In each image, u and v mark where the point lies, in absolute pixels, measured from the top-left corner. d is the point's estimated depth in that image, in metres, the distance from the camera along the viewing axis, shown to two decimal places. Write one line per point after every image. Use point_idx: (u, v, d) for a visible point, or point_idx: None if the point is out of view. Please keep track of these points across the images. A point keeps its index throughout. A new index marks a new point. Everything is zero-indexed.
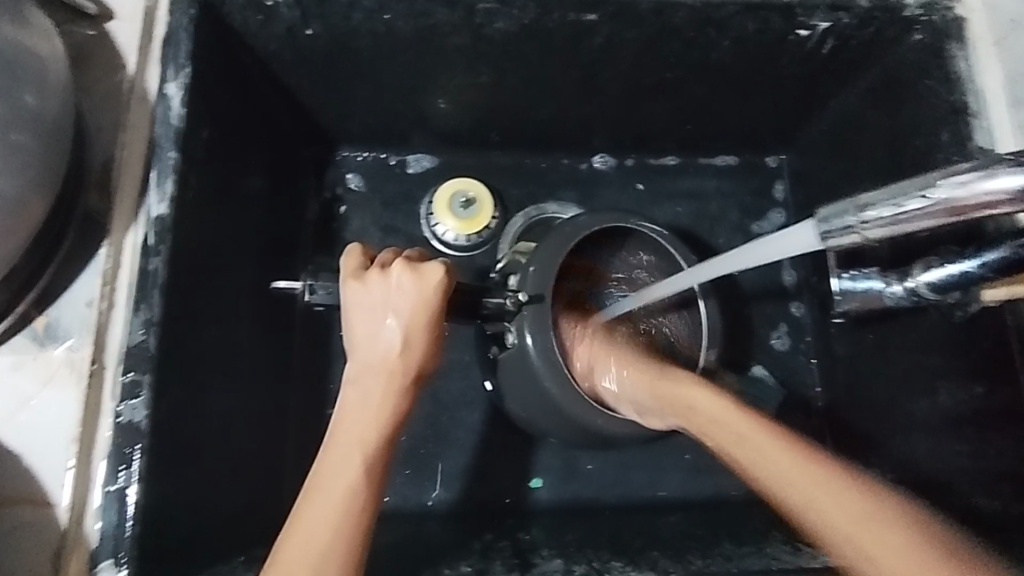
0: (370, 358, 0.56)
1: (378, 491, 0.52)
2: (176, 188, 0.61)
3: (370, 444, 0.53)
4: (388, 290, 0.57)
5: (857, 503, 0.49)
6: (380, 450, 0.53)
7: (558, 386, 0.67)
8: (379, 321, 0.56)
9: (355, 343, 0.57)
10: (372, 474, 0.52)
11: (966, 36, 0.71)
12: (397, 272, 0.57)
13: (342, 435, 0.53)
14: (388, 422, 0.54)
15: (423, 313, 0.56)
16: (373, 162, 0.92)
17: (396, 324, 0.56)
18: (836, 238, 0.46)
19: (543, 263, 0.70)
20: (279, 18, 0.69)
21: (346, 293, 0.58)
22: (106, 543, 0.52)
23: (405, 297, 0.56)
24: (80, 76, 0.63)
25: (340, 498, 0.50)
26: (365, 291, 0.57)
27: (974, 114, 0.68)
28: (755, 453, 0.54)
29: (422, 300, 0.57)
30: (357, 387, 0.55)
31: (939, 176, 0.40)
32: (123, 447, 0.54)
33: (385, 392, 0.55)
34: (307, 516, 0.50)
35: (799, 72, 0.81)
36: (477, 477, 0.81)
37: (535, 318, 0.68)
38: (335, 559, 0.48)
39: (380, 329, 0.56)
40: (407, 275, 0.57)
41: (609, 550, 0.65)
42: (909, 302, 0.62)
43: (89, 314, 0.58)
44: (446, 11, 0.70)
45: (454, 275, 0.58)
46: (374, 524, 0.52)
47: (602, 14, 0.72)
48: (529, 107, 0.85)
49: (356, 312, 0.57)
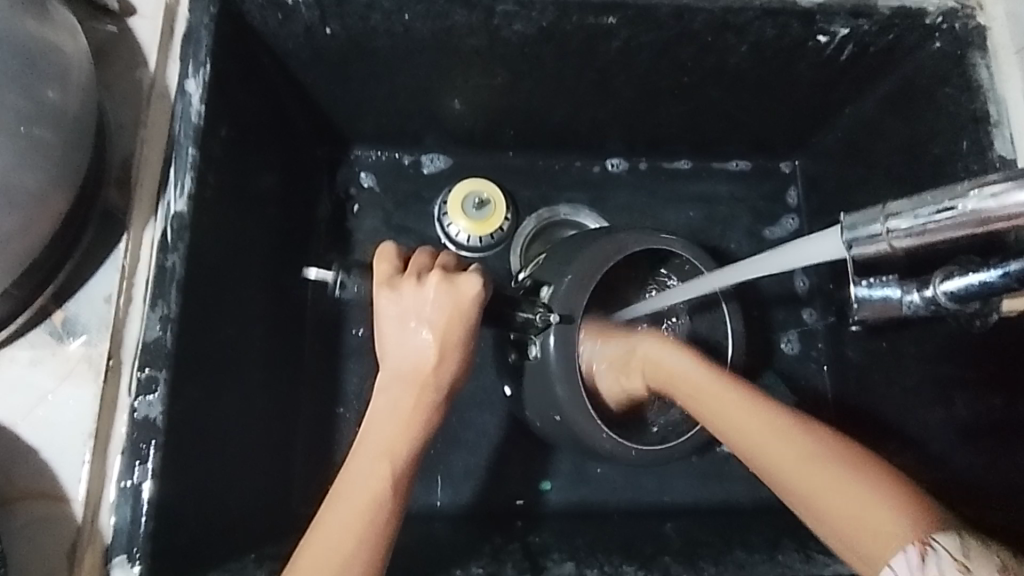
0: (402, 367, 0.56)
1: (402, 503, 0.52)
2: (195, 185, 0.61)
3: (398, 455, 0.53)
4: (422, 300, 0.57)
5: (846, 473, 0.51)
6: (408, 459, 0.53)
7: (572, 398, 0.68)
8: (413, 332, 0.56)
9: (388, 351, 0.57)
10: (398, 485, 0.52)
11: (988, 45, 0.70)
12: (434, 283, 0.57)
13: (367, 443, 0.53)
14: (416, 433, 0.54)
15: (457, 324, 0.56)
16: (386, 161, 0.92)
17: (429, 334, 0.56)
18: (862, 246, 0.45)
19: (576, 278, 0.68)
20: (298, 17, 0.69)
21: (379, 301, 0.58)
22: (121, 538, 0.53)
23: (440, 308, 0.56)
24: (100, 72, 0.63)
25: (364, 507, 0.50)
26: (398, 299, 0.57)
27: (995, 123, 0.68)
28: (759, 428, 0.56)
29: (458, 312, 0.56)
30: (386, 395, 0.55)
31: (967, 187, 0.39)
32: (138, 444, 0.54)
33: (415, 404, 0.55)
34: (332, 519, 0.50)
35: (816, 78, 0.81)
36: (486, 479, 0.81)
37: (561, 334, 0.67)
38: (357, 562, 0.49)
39: (413, 339, 0.56)
40: (443, 286, 0.57)
41: (620, 555, 0.65)
42: (927, 311, 0.62)
43: (106, 309, 0.58)
44: (465, 13, 0.71)
45: (489, 287, 0.58)
46: (396, 534, 0.51)
47: (621, 18, 0.71)
48: (544, 109, 0.85)
49: (389, 321, 0.57)
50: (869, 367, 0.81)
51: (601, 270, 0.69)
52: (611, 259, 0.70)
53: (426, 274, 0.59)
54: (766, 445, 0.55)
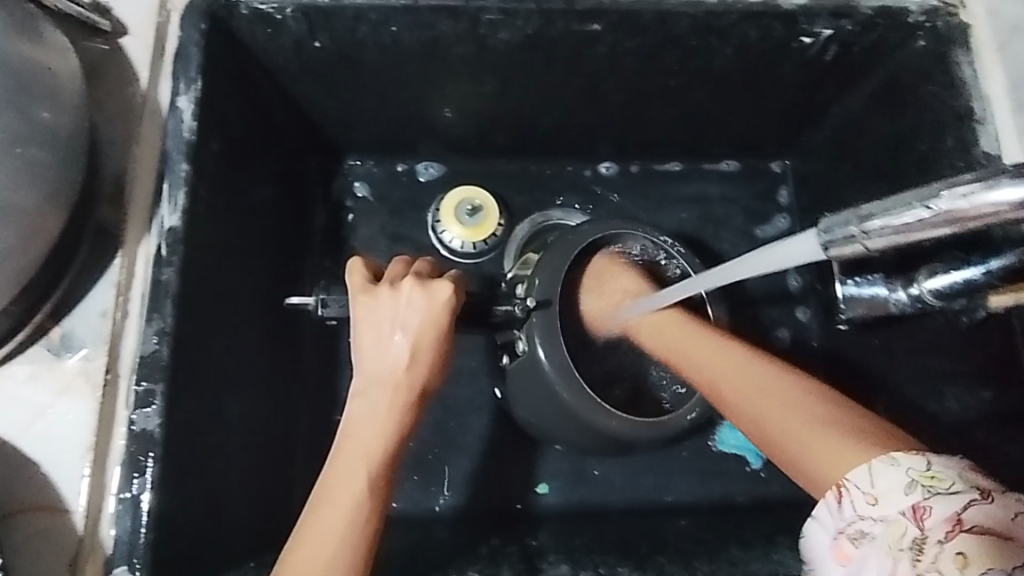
0: (378, 370, 0.57)
1: (384, 502, 0.53)
2: (188, 200, 0.62)
3: (376, 455, 0.54)
4: (397, 307, 0.58)
5: (806, 406, 0.51)
6: (384, 457, 0.54)
7: (573, 392, 0.68)
8: (388, 336, 0.57)
9: (364, 355, 0.57)
10: (377, 484, 0.53)
11: (970, 42, 0.71)
12: (407, 288, 0.58)
13: (348, 447, 0.54)
14: (394, 433, 0.55)
15: (431, 327, 0.57)
16: (380, 170, 0.93)
17: (405, 338, 0.57)
18: (838, 248, 0.45)
19: (549, 270, 0.70)
20: (288, 31, 0.70)
21: (355, 309, 0.59)
22: (121, 549, 0.53)
23: (415, 311, 0.57)
24: (93, 91, 0.64)
25: (345, 511, 0.51)
26: (375, 306, 0.58)
27: (979, 120, 0.69)
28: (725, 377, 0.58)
29: (430, 316, 0.57)
30: (364, 398, 0.56)
31: (939, 187, 0.39)
32: (137, 455, 0.55)
33: (390, 404, 0.55)
34: (314, 524, 0.51)
35: (801, 78, 0.81)
36: (484, 482, 0.82)
37: (544, 330, 0.68)
38: (340, 564, 0.49)
39: (389, 343, 0.57)
40: (417, 290, 0.58)
41: (615, 554, 0.66)
42: (914, 310, 0.63)
43: (102, 324, 0.58)
44: (451, 22, 0.71)
45: (461, 292, 0.59)
46: (377, 531, 0.52)
47: (605, 24, 0.72)
48: (534, 115, 0.86)
49: (366, 326, 0.58)
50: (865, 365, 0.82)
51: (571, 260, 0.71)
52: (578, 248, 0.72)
53: (400, 280, 0.60)
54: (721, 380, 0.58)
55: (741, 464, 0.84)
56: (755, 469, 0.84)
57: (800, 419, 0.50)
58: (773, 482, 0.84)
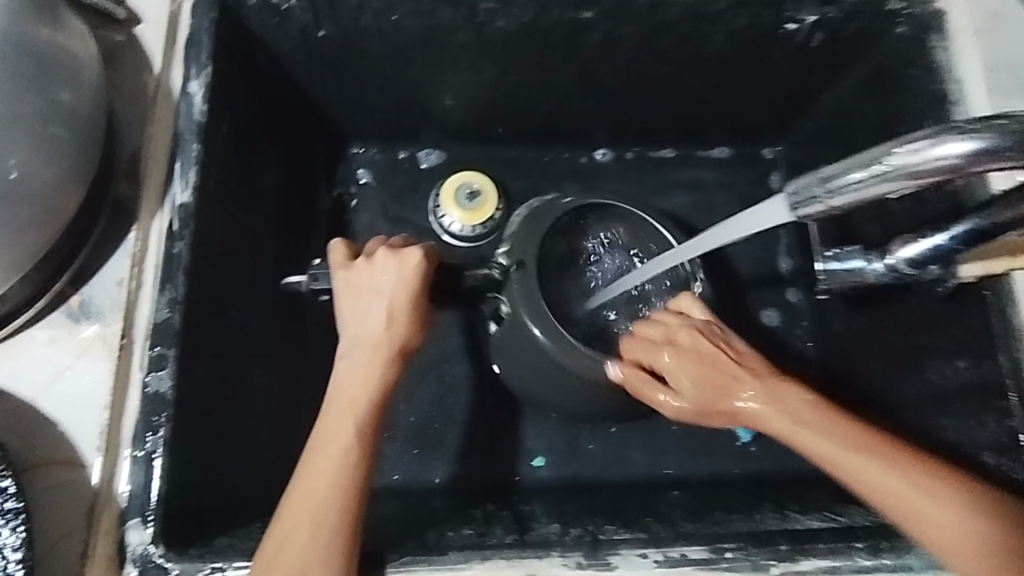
0: (360, 332, 0.61)
1: (373, 449, 0.57)
2: (199, 177, 0.66)
3: (361, 409, 0.58)
4: (373, 275, 0.62)
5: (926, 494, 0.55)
6: (367, 409, 0.58)
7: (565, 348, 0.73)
8: (367, 302, 0.61)
9: (348, 321, 0.61)
10: (363, 434, 0.57)
11: (948, 27, 0.73)
12: (382, 258, 0.62)
13: (336, 400, 0.58)
14: (378, 390, 0.58)
15: (405, 292, 0.61)
16: (383, 157, 0.97)
17: (382, 303, 0.61)
18: (802, 208, 0.47)
19: (520, 236, 0.76)
20: (294, 20, 0.74)
21: (337, 281, 0.63)
22: (135, 501, 0.57)
23: (390, 277, 0.61)
24: (110, 75, 0.67)
25: (337, 458, 0.55)
26: (353, 276, 0.62)
27: (956, 101, 0.71)
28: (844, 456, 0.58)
29: (404, 281, 0.61)
30: (348, 359, 0.60)
31: (893, 144, 0.42)
32: (151, 415, 0.59)
33: (372, 362, 0.59)
34: (309, 471, 0.55)
35: (789, 64, 0.84)
36: (481, 455, 0.84)
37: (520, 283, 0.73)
38: (333, 503, 0.53)
39: (368, 308, 0.61)
40: (390, 259, 0.62)
41: (605, 518, 0.69)
42: (891, 280, 0.65)
43: (119, 292, 0.62)
44: (450, 10, 0.75)
45: (433, 258, 0.63)
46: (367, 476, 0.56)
47: (597, 12, 0.75)
48: (531, 102, 0.89)
49: (347, 296, 0.62)
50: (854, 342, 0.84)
51: (540, 228, 0.76)
52: (545, 216, 0.77)
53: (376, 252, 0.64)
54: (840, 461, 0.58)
55: (732, 440, 0.87)
56: (745, 444, 0.87)
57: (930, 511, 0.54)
58: (763, 457, 0.86)
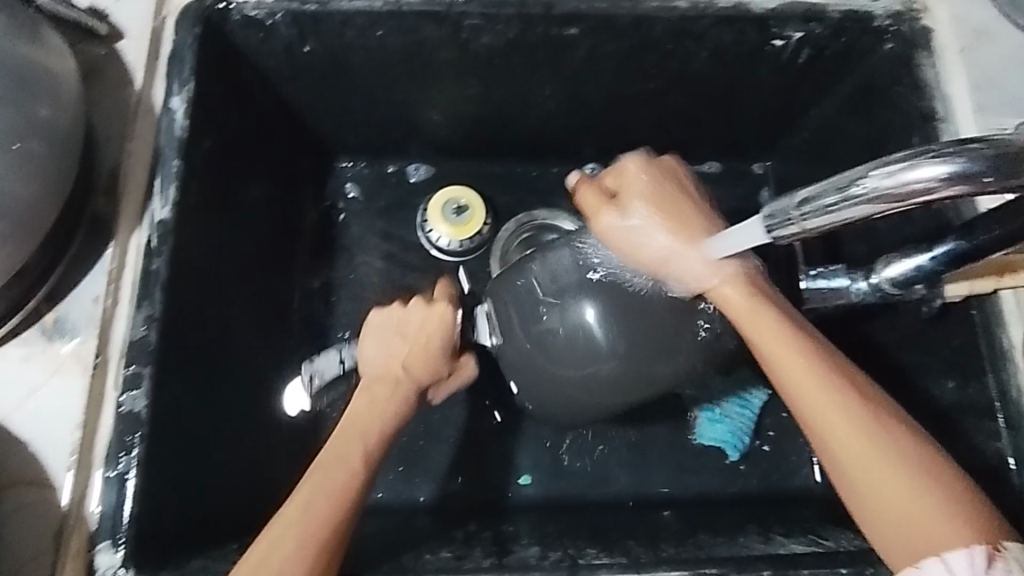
0: (377, 370, 0.64)
1: (371, 479, 0.58)
2: (179, 194, 0.65)
3: (371, 438, 0.59)
4: (405, 320, 0.66)
5: (895, 444, 0.49)
6: (382, 433, 0.60)
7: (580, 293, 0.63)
8: (390, 344, 0.65)
9: (367, 358, 0.65)
10: (370, 460, 0.58)
11: (934, 45, 0.74)
12: (415, 306, 0.67)
13: (348, 429, 0.60)
14: (389, 424, 0.61)
15: (429, 340, 0.65)
16: (370, 171, 0.96)
17: (402, 346, 0.65)
18: (777, 230, 0.47)
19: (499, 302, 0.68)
20: (278, 36, 0.74)
21: (368, 321, 0.68)
22: (105, 523, 0.56)
23: (419, 322, 0.66)
24: (90, 90, 0.67)
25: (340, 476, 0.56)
26: (386, 316, 0.67)
27: (942, 120, 0.72)
28: (818, 389, 0.51)
29: (429, 330, 0.66)
30: (367, 394, 0.63)
31: (868, 167, 0.41)
32: (124, 436, 0.58)
33: (391, 398, 0.62)
34: (309, 485, 0.55)
35: (776, 81, 0.84)
36: (465, 473, 0.83)
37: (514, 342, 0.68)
38: (327, 521, 0.53)
39: (387, 351, 0.65)
40: (422, 309, 0.67)
41: (587, 539, 0.68)
42: (875, 298, 0.64)
43: (94, 309, 0.61)
44: (435, 27, 0.75)
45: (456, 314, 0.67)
46: (361, 501, 0.56)
47: (582, 29, 0.75)
48: (518, 117, 0.89)
49: (368, 336, 0.67)
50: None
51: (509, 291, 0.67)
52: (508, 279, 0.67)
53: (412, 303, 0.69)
54: (810, 388, 0.51)
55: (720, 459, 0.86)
56: (732, 463, 0.85)
57: (888, 461, 0.48)
58: (751, 476, 0.85)
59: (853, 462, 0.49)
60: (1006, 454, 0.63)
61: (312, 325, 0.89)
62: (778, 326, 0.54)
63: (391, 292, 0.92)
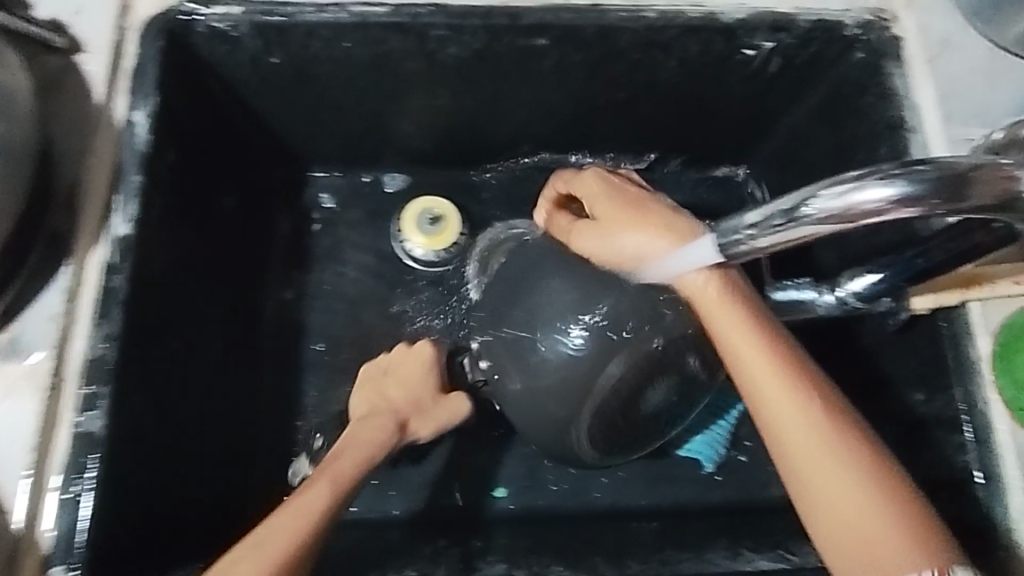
0: (362, 406, 0.73)
1: (340, 516, 0.57)
2: (140, 210, 0.65)
3: (342, 475, 0.59)
4: (389, 364, 0.78)
5: (852, 453, 0.46)
6: (367, 458, 0.63)
7: (560, 286, 0.65)
8: (370, 386, 0.75)
9: (354, 402, 0.75)
10: (340, 494, 0.58)
11: (902, 55, 0.74)
12: (397, 350, 0.80)
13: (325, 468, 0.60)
14: (364, 464, 0.62)
15: (406, 372, 0.76)
16: (344, 181, 0.95)
17: (382, 382, 0.76)
18: (729, 248, 0.48)
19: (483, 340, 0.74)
20: (243, 47, 0.73)
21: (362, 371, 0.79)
22: (59, 547, 0.55)
23: (399, 360, 0.78)
24: (48, 103, 0.66)
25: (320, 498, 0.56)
26: (376, 365, 0.79)
27: (910, 129, 0.71)
28: (779, 388, 0.48)
29: (409, 362, 0.77)
30: (353, 429, 0.67)
31: (816, 187, 0.42)
32: (81, 456, 0.58)
33: (370, 440, 0.65)
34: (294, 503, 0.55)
35: (747, 90, 0.83)
36: (438, 487, 0.82)
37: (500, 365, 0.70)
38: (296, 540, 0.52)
39: (367, 391, 0.75)
40: (403, 349, 0.79)
41: (554, 556, 0.69)
42: (840, 312, 0.64)
43: (51, 328, 0.60)
44: (401, 38, 0.74)
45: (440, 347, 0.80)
46: (333, 529, 0.57)
47: (550, 39, 0.75)
48: (491, 127, 0.88)
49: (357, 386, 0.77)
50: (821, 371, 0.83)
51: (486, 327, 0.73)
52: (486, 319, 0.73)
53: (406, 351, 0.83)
54: (770, 389, 0.48)
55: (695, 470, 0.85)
56: (708, 474, 0.84)
57: (840, 471, 0.46)
58: (727, 487, 0.84)
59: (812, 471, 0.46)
60: (971, 467, 0.62)
61: (284, 336, 0.88)
62: (742, 319, 0.50)
63: (365, 303, 0.91)
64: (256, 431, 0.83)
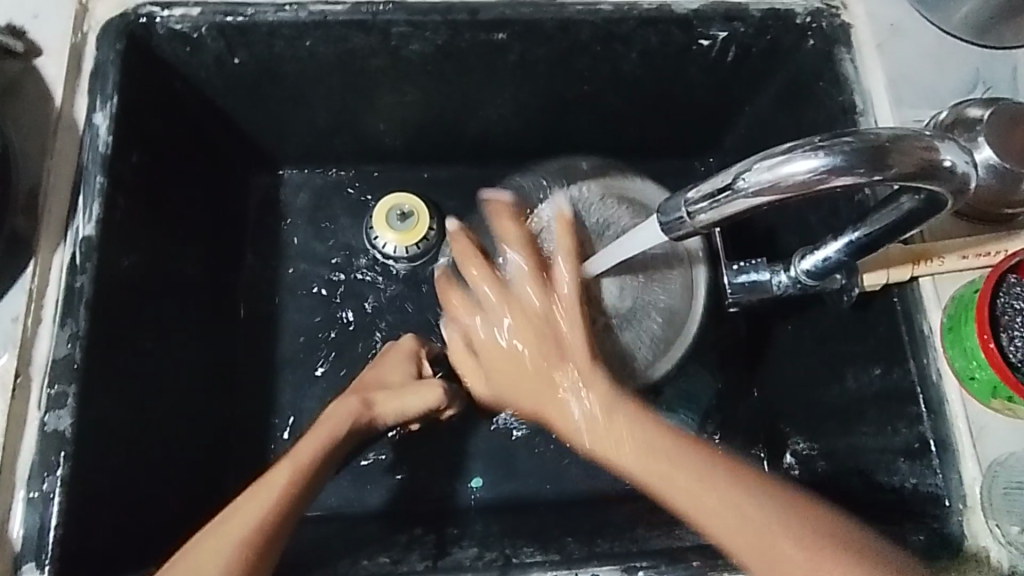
0: None
1: (302, 503, 0.57)
2: (104, 211, 0.65)
3: (303, 461, 0.59)
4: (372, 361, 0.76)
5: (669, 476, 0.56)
6: (331, 436, 0.62)
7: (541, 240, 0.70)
8: None
9: None
10: (296, 481, 0.57)
11: (853, 40, 0.75)
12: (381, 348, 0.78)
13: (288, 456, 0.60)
14: (324, 446, 0.61)
15: (385, 365, 0.73)
16: (315, 179, 0.95)
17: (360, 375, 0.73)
18: (673, 226, 0.51)
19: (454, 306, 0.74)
20: (207, 49, 0.74)
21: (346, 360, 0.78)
22: (29, 545, 0.56)
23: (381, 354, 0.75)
24: (6, 108, 0.66)
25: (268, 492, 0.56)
26: None
27: (861, 113, 0.73)
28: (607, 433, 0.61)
29: (390, 356, 0.75)
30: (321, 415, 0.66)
31: (748, 164, 0.45)
32: (48, 454, 0.59)
33: (330, 419, 0.64)
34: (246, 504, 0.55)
35: (708, 79, 0.85)
36: (414, 478, 0.83)
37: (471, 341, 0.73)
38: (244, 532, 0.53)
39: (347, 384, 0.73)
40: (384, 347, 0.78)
41: (527, 539, 0.71)
42: (795, 290, 0.67)
43: (14, 329, 0.61)
44: (363, 36, 0.75)
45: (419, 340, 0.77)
46: (306, 506, 0.58)
47: (510, 33, 0.76)
48: (459, 122, 0.89)
49: None
50: (791, 353, 0.85)
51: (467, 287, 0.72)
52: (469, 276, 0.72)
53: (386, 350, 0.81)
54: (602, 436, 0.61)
55: None
56: None
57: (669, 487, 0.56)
58: None
59: (749, 546, 0.52)
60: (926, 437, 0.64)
61: (258, 335, 0.88)
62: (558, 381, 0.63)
63: (339, 301, 0.91)
64: (231, 429, 0.84)
